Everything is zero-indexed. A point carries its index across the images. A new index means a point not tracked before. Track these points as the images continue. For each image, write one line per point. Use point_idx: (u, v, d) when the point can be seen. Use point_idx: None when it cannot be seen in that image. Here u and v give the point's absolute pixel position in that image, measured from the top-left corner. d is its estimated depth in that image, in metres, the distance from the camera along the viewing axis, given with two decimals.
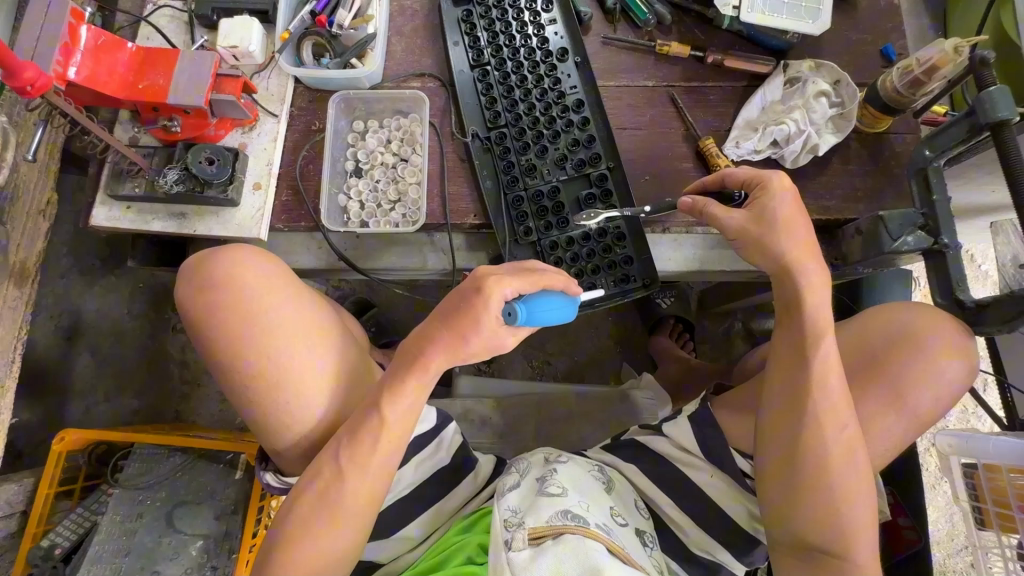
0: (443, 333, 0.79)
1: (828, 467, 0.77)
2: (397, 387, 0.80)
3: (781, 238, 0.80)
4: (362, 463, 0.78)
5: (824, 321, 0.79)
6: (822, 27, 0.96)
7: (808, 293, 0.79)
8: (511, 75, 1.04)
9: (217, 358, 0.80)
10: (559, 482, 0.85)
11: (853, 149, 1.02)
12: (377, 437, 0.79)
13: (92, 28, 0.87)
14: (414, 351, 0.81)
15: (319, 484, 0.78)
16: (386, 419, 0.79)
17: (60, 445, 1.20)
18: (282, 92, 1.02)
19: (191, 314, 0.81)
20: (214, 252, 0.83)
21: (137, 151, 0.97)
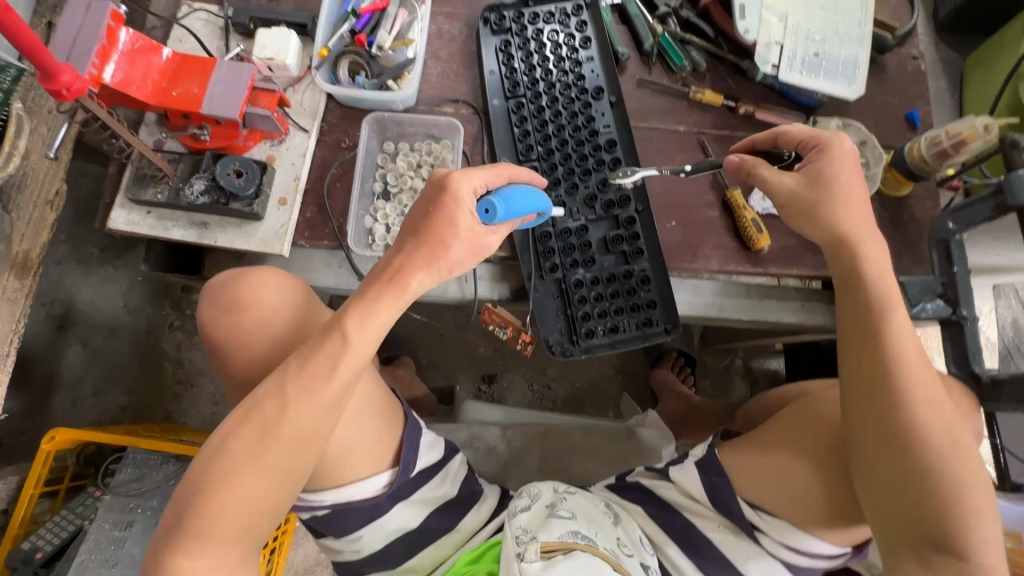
0: (420, 242, 0.78)
1: (925, 437, 0.75)
2: (362, 302, 0.76)
3: (846, 215, 0.83)
4: (308, 395, 0.73)
5: (890, 294, 0.81)
6: (856, 92, 0.92)
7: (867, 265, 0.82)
8: (545, 109, 1.05)
9: (237, 381, 0.80)
10: (569, 507, 0.87)
11: (874, 210, 1.04)
12: (329, 366, 0.74)
13: (130, 31, 0.85)
14: (392, 270, 0.77)
15: (258, 413, 0.73)
16: (344, 340, 0.75)
17: (50, 444, 1.17)
18: (315, 108, 1.00)
19: (216, 335, 0.80)
20: (237, 277, 0.82)
21: (163, 156, 0.95)
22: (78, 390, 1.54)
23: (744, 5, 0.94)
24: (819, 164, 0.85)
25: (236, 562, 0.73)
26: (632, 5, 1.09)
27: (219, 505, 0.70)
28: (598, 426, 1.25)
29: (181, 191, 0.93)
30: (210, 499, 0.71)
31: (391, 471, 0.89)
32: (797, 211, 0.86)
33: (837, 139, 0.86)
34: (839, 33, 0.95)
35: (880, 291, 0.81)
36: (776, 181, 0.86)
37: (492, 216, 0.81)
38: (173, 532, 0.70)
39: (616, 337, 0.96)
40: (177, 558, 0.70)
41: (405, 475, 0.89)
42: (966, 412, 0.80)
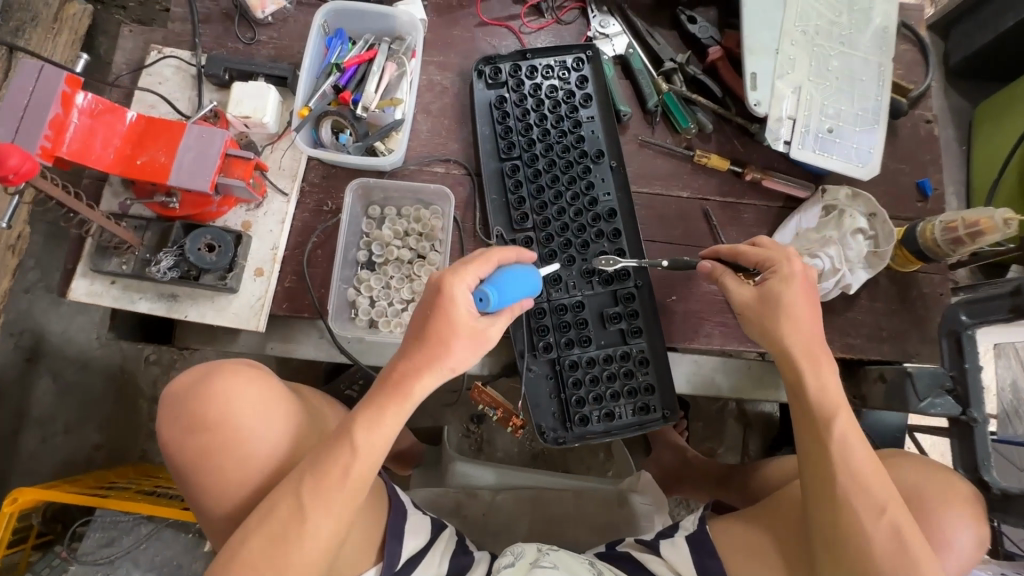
0: (422, 345, 0.71)
1: (876, 547, 0.69)
2: (372, 408, 0.72)
3: (788, 324, 0.78)
4: (325, 503, 0.69)
5: (835, 399, 0.76)
6: (871, 173, 0.91)
7: (812, 374, 0.77)
8: (542, 173, 0.98)
9: (212, 498, 0.79)
10: (551, 559, 0.90)
11: (882, 286, 1.00)
12: (347, 467, 0.70)
13: (88, 95, 0.78)
14: (397, 376, 0.72)
15: (272, 520, 0.69)
16: (355, 445, 0.71)
17: (11, 506, 1.10)
18: (295, 169, 0.94)
19: (180, 455, 0.79)
20: (208, 389, 0.80)
21: (127, 223, 0.87)
22: None
23: (755, 74, 0.89)
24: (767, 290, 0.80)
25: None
26: (635, 59, 1.03)
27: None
28: (589, 490, 1.21)
29: (148, 263, 0.87)
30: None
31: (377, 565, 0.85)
32: (750, 320, 0.81)
33: (788, 261, 0.80)
34: (856, 109, 0.93)
35: (817, 399, 0.76)
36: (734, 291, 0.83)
37: (487, 306, 0.73)
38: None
39: (612, 423, 0.92)
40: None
41: (392, 569, 0.85)
42: (957, 511, 0.77)
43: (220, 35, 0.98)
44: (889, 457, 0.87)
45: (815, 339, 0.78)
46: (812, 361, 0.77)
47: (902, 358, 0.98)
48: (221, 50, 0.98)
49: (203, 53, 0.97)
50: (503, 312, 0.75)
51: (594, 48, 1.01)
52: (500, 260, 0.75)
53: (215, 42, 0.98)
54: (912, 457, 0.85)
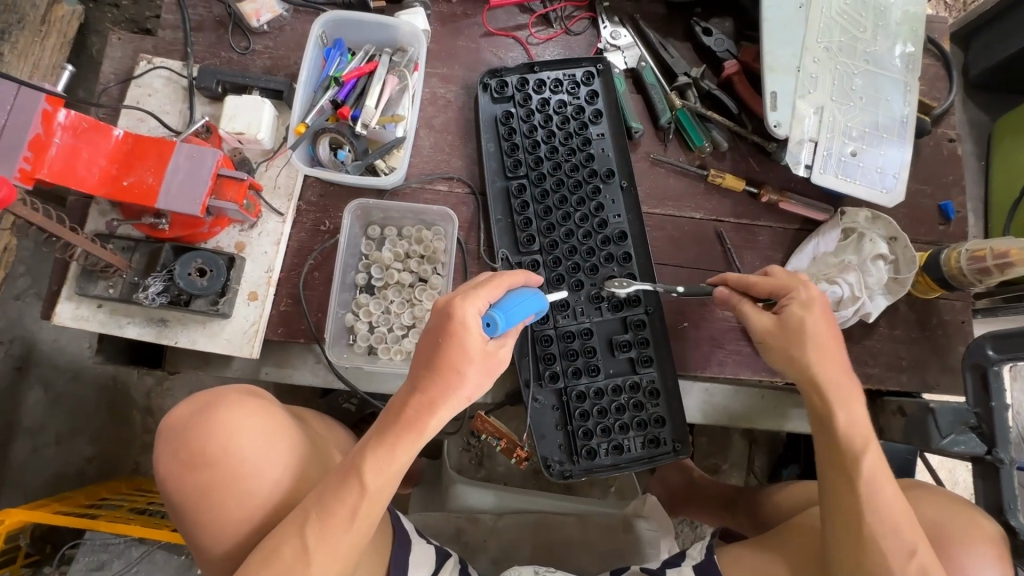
0: (432, 374, 0.65)
1: None
2: (383, 447, 0.65)
3: (818, 352, 0.74)
4: (332, 544, 0.64)
5: (863, 433, 0.73)
6: (896, 199, 0.87)
7: (841, 405, 0.73)
8: (550, 193, 0.94)
9: (211, 541, 0.72)
10: None
11: (901, 312, 0.96)
12: (356, 506, 0.65)
13: (71, 112, 0.74)
14: (404, 409, 0.66)
15: (275, 565, 0.64)
16: (364, 485, 0.65)
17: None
18: (291, 187, 0.89)
19: (177, 492, 0.72)
20: (203, 419, 0.73)
21: (114, 245, 0.83)
22: (38, 439, 1.44)
23: (775, 93, 0.85)
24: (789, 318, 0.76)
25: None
26: (648, 73, 0.98)
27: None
28: (594, 514, 1.17)
29: (136, 287, 0.82)
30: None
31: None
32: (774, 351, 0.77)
33: (804, 286, 0.77)
34: (880, 130, 0.89)
35: (845, 433, 0.72)
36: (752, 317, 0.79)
37: (495, 330, 0.68)
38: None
39: (620, 456, 0.88)
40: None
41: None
42: (980, 549, 0.72)
43: (214, 44, 0.94)
44: (907, 490, 0.83)
45: (842, 367, 0.75)
46: (840, 394, 0.74)
47: (921, 389, 0.95)
48: (214, 60, 0.94)
49: (195, 64, 0.93)
50: (511, 333, 0.69)
51: (605, 61, 0.97)
52: (510, 284, 0.70)
53: (208, 51, 0.94)
54: (932, 491, 0.81)
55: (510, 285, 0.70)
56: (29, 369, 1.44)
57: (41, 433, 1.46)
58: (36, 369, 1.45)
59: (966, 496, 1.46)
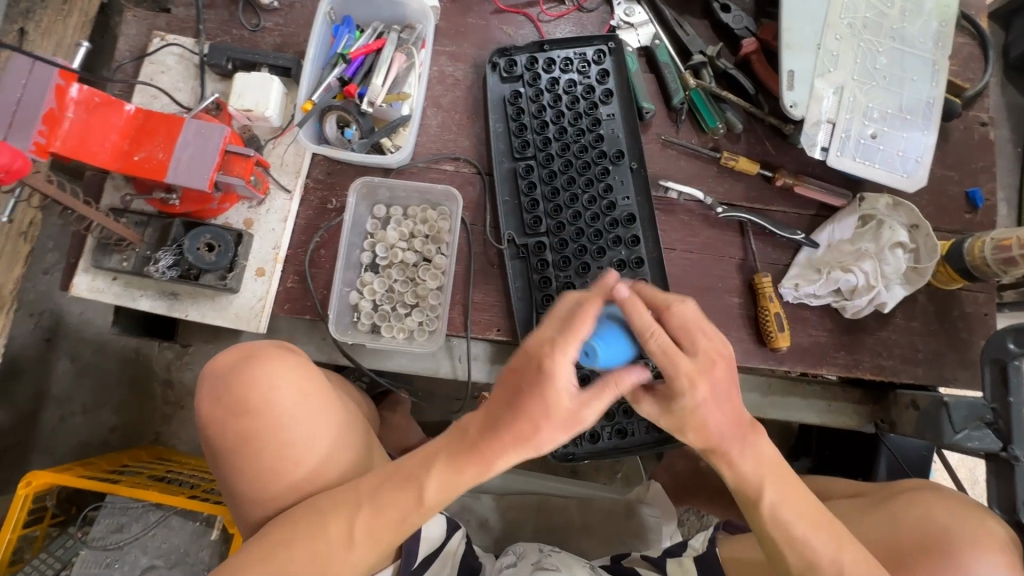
0: (506, 419, 0.62)
1: None
2: (450, 467, 0.66)
3: (710, 426, 0.66)
4: (376, 537, 0.68)
5: (768, 472, 0.68)
6: (917, 184, 0.83)
7: (742, 456, 0.68)
8: (558, 174, 0.92)
9: (250, 495, 0.75)
10: (552, 560, 0.93)
11: (920, 303, 0.93)
12: (406, 513, 0.68)
13: (83, 87, 0.75)
14: (478, 437, 0.65)
15: (320, 539, 0.67)
16: (421, 494, 0.67)
17: (27, 489, 1.12)
18: (298, 164, 0.90)
19: (219, 440, 0.75)
20: (248, 373, 0.75)
21: (128, 219, 0.85)
22: (65, 408, 1.50)
23: (792, 73, 0.82)
24: (669, 389, 0.65)
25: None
26: (661, 51, 0.95)
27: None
28: (596, 498, 1.17)
29: (148, 261, 0.84)
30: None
31: (392, 566, 0.81)
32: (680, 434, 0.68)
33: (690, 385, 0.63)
34: (903, 111, 0.85)
35: (735, 488, 0.69)
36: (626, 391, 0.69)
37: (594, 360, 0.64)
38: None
39: (624, 440, 0.88)
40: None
41: (409, 568, 0.82)
42: (989, 556, 0.69)
43: (225, 21, 0.94)
44: (913, 493, 0.79)
45: (687, 426, 0.67)
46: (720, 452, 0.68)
47: (937, 383, 0.91)
48: (225, 38, 0.94)
49: (206, 41, 0.93)
50: (600, 386, 0.62)
51: (617, 39, 0.94)
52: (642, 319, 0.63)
53: (219, 28, 0.94)
54: (937, 494, 0.77)
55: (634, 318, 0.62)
56: (58, 340, 1.50)
57: (67, 401, 1.51)
58: (64, 340, 1.51)
59: (983, 495, 1.42)
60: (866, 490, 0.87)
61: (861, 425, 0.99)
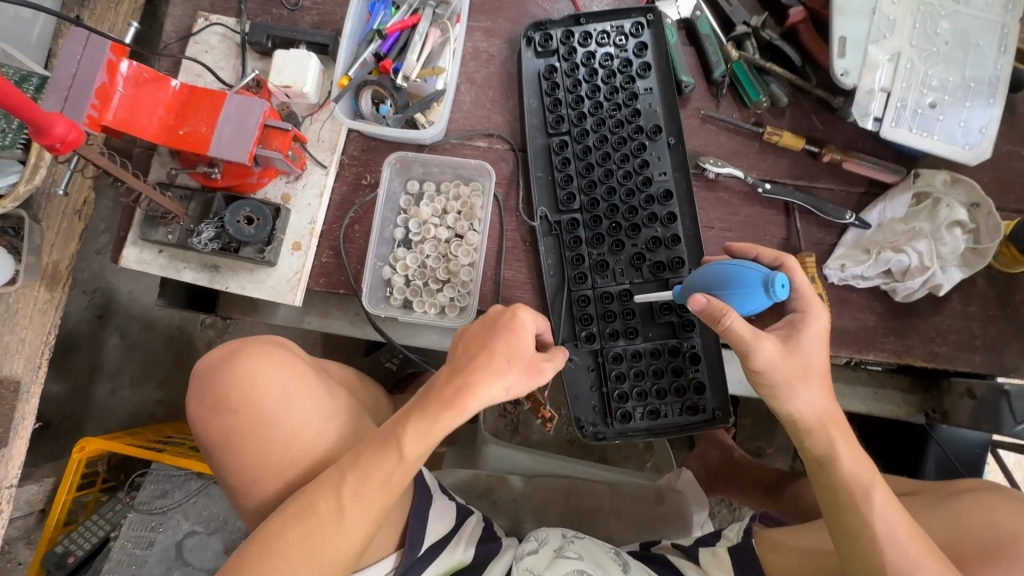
0: (473, 358, 0.67)
1: None
2: (423, 418, 0.66)
3: (798, 398, 0.65)
4: (365, 503, 0.66)
5: (867, 468, 0.64)
6: (979, 157, 0.78)
7: (843, 445, 0.64)
8: (592, 149, 0.90)
9: (242, 487, 0.77)
10: (575, 548, 0.90)
11: (979, 287, 0.87)
12: (391, 474, 0.67)
13: (133, 63, 0.78)
14: (449, 385, 0.67)
15: (312, 517, 0.66)
16: (401, 452, 0.67)
17: (81, 453, 1.18)
18: (334, 141, 0.91)
19: (208, 435, 0.78)
20: (227, 373, 0.77)
21: (173, 194, 0.88)
22: (116, 380, 1.57)
23: (844, 39, 0.78)
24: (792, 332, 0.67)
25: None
26: (703, 23, 0.92)
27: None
28: (626, 485, 1.15)
29: (191, 234, 0.87)
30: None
31: (396, 554, 0.84)
32: (763, 384, 0.66)
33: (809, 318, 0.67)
34: (967, 80, 0.79)
35: (835, 482, 0.64)
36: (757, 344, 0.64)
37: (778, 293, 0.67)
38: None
39: (656, 421, 0.86)
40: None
41: (412, 555, 0.83)
42: None
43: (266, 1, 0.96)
44: (974, 492, 0.72)
45: (797, 378, 0.65)
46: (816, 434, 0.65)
47: (997, 372, 0.85)
48: (266, 17, 0.96)
49: (248, 20, 0.95)
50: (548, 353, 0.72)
51: (656, 11, 0.91)
52: (808, 300, 0.69)
53: (261, 8, 0.96)
54: (996, 494, 0.71)
55: (808, 298, 0.68)
56: (110, 316, 1.57)
57: (118, 374, 1.59)
58: (116, 316, 1.59)
59: None
60: (917, 488, 0.80)
61: (909, 416, 0.94)
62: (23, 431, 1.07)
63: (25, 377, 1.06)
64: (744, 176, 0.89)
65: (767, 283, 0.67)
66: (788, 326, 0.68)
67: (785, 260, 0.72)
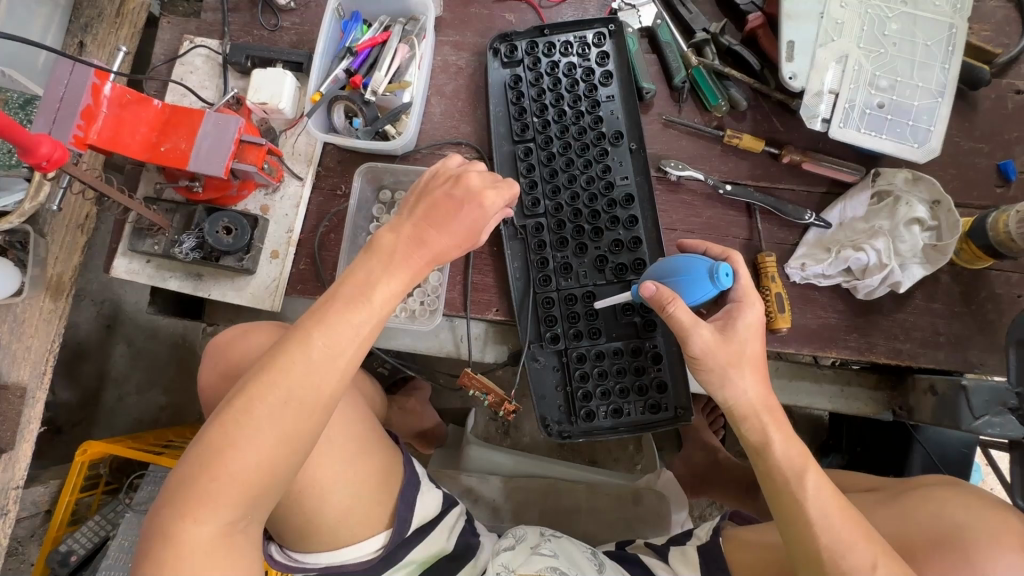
0: (436, 224, 0.69)
1: None
2: (392, 264, 0.67)
3: (734, 384, 0.69)
4: (333, 353, 0.62)
5: (799, 452, 0.67)
6: (929, 155, 0.79)
7: (774, 429, 0.68)
8: (556, 156, 0.93)
9: None
10: (551, 545, 0.91)
11: (942, 284, 0.87)
12: (360, 325, 0.64)
13: (116, 85, 0.83)
14: (419, 241, 0.68)
15: (277, 373, 0.61)
16: (371, 299, 0.65)
17: (84, 455, 1.24)
18: (310, 153, 0.96)
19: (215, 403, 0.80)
20: (242, 338, 0.81)
21: (159, 208, 0.93)
22: (122, 388, 1.62)
23: (792, 43, 0.80)
24: (727, 319, 0.71)
25: (231, 550, 0.60)
26: (663, 31, 0.95)
27: (226, 480, 0.59)
28: (604, 485, 1.17)
29: (175, 244, 0.92)
30: (212, 472, 0.59)
31: (386, 531, 0.83)
32: (702, 370, 0.71)
33: (746, 300, 0.72)
34: (916, 79, 0.81)
35: (769, 466, 0.67)
36: (693, 326, 0.69)
37: (725, 280, 0.72)
38: (169, 507, 0.58)
39: (620, 420, 0.88)
40: (181, 533, 0.58)
41: (400, 536, 0.83)
42: (1007, 554, 0.63)
43: (247, 23, 1.01)
44: (930, 488, 0.73)
45: (733, 362, 0.69)
46: (754, 419, 0.69)
47: (963, 369, 0.86)
48: (247, 38, 1.01)
49: (230, 42, 1.00)
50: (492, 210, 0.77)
51: (617, 22, 0.94)
52: (746, 292, 0.73)
53: (242, 30, 1.01)
54: (954, 489, 0.71)
55: (746, 290, 0.73)
56: (118, 326, 1.63)
57: (124, 382, 1.64)
58: (123, 326, 1.64)
59: None
60: (879, 485, 0.81)
61: (876, 413, 0.94)
62: (29, 435, 1.11)
63: (31, 384, 1.10)
64: (704, 178, 0.92)
65: (713, 272, 0.72)
66: (726, 315, 0.72)
67: (730, 255, 0.77)
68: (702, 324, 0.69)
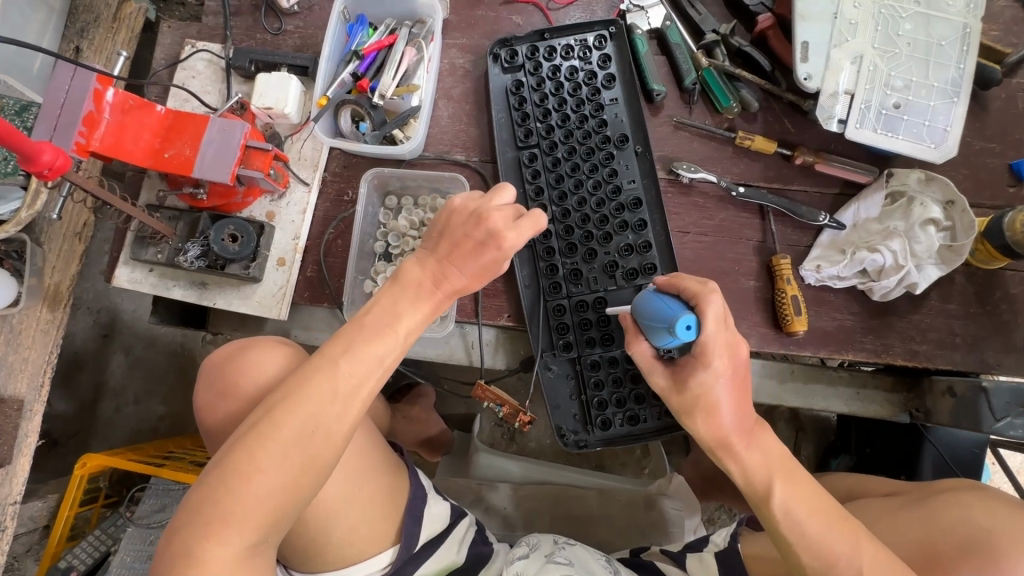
0: (452, 253, 0.68)
1: None
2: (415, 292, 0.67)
3: (704, 421, 0.72)
4: (357, 379, 0.62)
5: (765, 474, 0.69)
6: (946, 156, 0.79)
7: (740, 456, 0.70)
8: (562, 161, 0.92)
9: None
10: (566, 554, 0.89)
11: (957, 285, 0.87)
12: (384, 353, 0.64)
13: (119, 91, 0.81)
14: (443, 267, 0.68)
15: (303, 398, 0.60)
16: (395, 326, 0.65)
17: (82, 469, 1.21)
18: (316, 158, 0.94)
19: (215, 420, 0.78)
20: (247, 354, 0.79)
21: (161, 215, 0.91)
22: (120, 398, 1.59)
23: (807, 43, 0.79)
24: (685, 369, 0.72)
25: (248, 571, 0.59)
26: (672, 32, 0.94)
27: (249, 503, 0.57)
28: (615, 490, 1.16)
29: (179, 252, 0.90)
30: (232, 498, 0.57)
31: (394, 547, 0.81)
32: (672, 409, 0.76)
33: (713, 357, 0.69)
34: (929, 80, 0.81)
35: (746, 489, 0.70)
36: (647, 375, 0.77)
37: (682, 335, 0.66)
38: (191, 528, 0.57)
39: (636, 427, 0.87)
40: (202, 554, 0.56)
41: (409, 551, 0.81)
42: None
43: (250, 27, 0.99)
44: (952, 492, 0.71)
45: (695, 407, 0.72)
46: (726, 448, 0.71)
47: (979, 369, 0.85)
48: (250, 42, 0.99)
49: (233, 46, 0.99)
50: None
51: (618, 23, 0.93)
52: (707, 347, 0.69)
53: (245, 33, 0.99)
54: (979, 494, 0.70)
55: (705, 345, 0.68)
56: (115, 335, 1.59)
57: (122, 392, 1.60)
58: (120, 335, 1.60)
59: None
60: (899, 489, 0.80)
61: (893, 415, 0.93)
62: (27, 449, 1.08)
63: (28, 397, 1.07)
64: (716, 180, 0.91)
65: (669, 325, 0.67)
66: (686, 364, 0.73)
67: (703, 296, 0.68)
68: (658, 373, 0.76)
